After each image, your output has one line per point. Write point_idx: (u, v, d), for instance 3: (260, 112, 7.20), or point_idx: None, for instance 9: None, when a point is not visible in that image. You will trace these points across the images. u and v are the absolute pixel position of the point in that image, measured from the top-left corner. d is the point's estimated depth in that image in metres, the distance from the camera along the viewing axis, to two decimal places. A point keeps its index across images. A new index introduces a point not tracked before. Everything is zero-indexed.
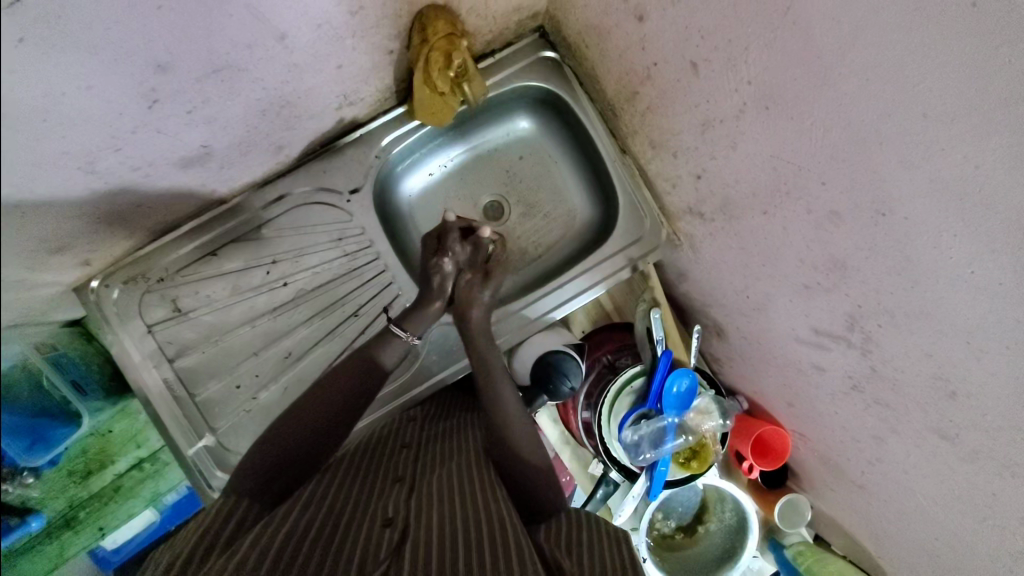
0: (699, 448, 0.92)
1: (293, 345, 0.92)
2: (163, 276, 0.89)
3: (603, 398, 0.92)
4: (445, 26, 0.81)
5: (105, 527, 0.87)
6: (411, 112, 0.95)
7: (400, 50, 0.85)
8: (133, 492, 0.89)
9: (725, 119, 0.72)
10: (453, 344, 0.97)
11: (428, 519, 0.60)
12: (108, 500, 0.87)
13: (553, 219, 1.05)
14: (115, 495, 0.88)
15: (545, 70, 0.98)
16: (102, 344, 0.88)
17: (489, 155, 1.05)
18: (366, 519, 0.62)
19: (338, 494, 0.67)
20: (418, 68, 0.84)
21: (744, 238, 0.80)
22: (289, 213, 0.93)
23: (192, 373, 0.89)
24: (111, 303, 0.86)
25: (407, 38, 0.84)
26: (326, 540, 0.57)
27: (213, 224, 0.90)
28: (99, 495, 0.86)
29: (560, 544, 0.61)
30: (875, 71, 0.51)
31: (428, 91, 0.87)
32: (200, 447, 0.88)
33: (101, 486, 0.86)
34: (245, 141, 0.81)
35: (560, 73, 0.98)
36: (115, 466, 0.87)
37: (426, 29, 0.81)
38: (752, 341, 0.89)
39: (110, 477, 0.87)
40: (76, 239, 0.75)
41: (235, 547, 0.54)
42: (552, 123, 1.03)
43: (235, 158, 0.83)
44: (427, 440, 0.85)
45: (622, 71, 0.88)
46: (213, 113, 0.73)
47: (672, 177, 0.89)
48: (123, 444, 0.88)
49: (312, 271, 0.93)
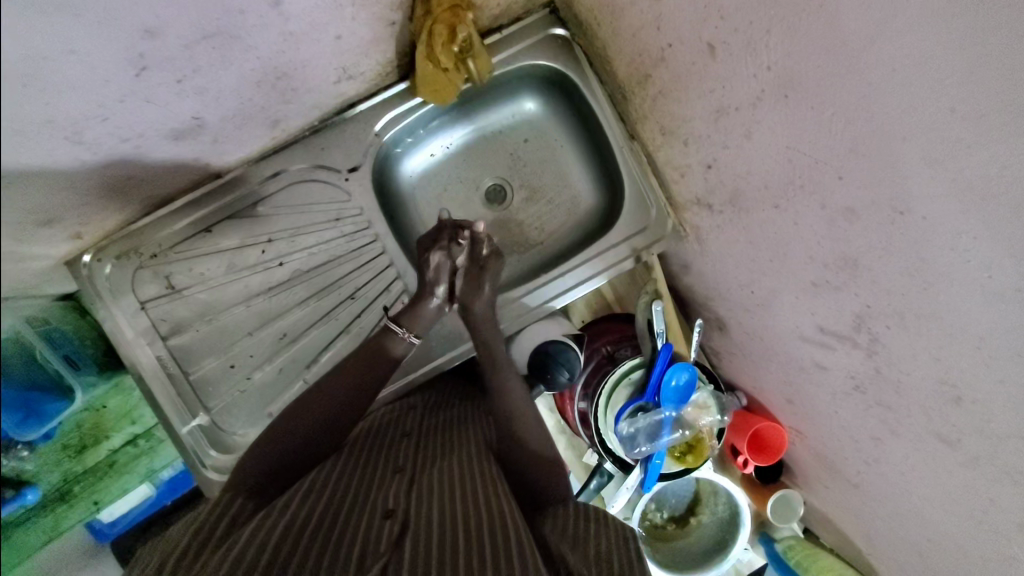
0: (695, 443, 0.92)
1: (288, 326, 0.91)
2: (156, 251, 0.87)
3: (601, 389, 0.92)
4: None
5: (99, 502, 0.88)
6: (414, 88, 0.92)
7: (403, 22, 0.82)
8: (128, 469, 0.91)
9: (741, 107, 0.69)
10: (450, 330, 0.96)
11: (428, 514, 0.59)
12: (102, 475, 0.88)
13: (557, 205, 1.02)
14: (110, 470, 0.89)
15: (554, 49, 0.93)
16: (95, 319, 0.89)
17: (494, 137, 1.02)
18: (365, 511, 0.61)
19: (336, 485, 0.66)
20: (421, 41, 0.80)
21: (752, 232, 0.77)
22: (286, 191, 0.90)
23: (185, 351, 0.88)
24: (104, 279, 0.85)
25: (411, 9, 0.81)
26: (324, 535, 0.56)
27: (209, 199, 0.88)
28: (94, 470, 0.88)
29: (564, 536, 0.60)
30: (904, 61, 0.48)
31: (431, 67, 0.83)
32: (194, 425, 0.87)
33: (96, 461, 0.88)
34: (240, 114, 0.79)
35: (569, 52, 0.93)
36: (110, 442, 0.89)
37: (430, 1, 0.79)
38: (754, 336, 0.88)
39: (105, 453, 0.88)
40: (67, 211, 0.73)
41: (237, 538, 0.54)
42: (560, 105, 0.99)
43: (230, 132, 0.81)
44: (427, 429, 0.83)
45: (635, 53, 0.84)
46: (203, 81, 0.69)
47: (681, 166, 0.86)
48: (118, 420, 0.89)
49: (308, 252, 0.91)
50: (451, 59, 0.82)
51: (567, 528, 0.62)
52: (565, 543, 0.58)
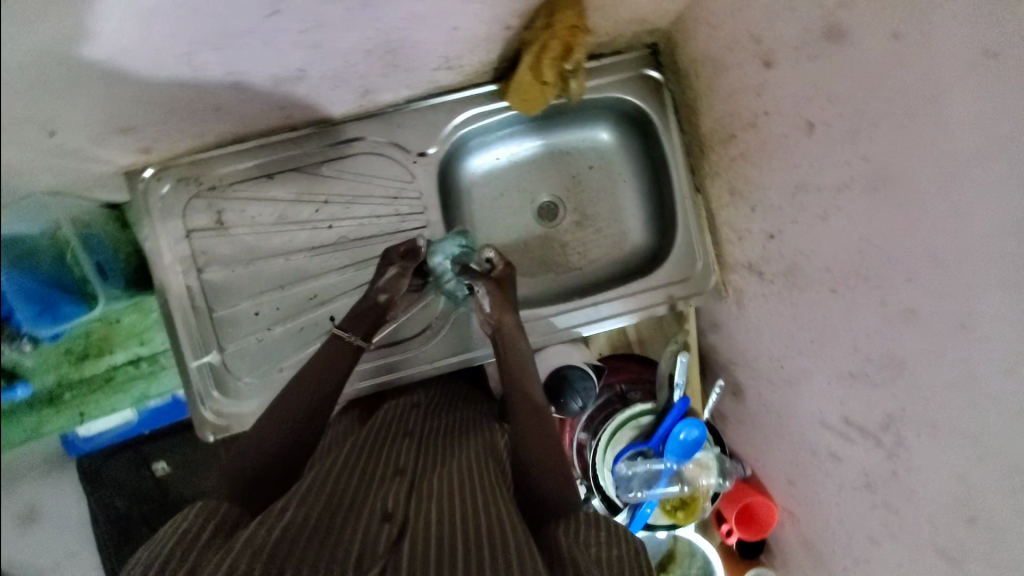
0: (688, 501, 0.90)
1: (320, 288, 0.91)
2: (215, 185, 0.88)
3: (603, 428, 0.94)
4: (573, 18, 0.77)
5: (84, 414, 0.89)
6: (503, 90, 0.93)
7: (519, 27, 0.82)
8: (123, 388, 0.95)
9: (824, 188, 0.67)
10: (472, 329, 0.97)
11: (429, 519, 0.58)
12: (93, 389, 0.91)
13: (603, 236, 1.04)
14: (105, 385, 0.93)
15: (643, 88, 0.93)
16: (134, 234, 0.91)
17: (561, 156, 1.03)
18: (364, 510, 0.60)
19: (335, 476, 0.65)
20: (530, 53, 0.82)
21: (798, 310, 0.77)
22: (353, 158, 0.91)
23: (216, 288, 0.88)
24: (157, 197, 0.86)
25: (531, 17, 0.80)
26: (321, 536, 0.55)
27: (279, 148, 0.89)
28: (86, 381, 0.90)
29: (574, 539, 0.60)
30: (1005, 183, 0.46)
31: (531, 77, 0.85)
32: (204, 361, 0.87)
33: (91, 374, 0.89)
34: (338, 75, 0.79)
35: (658, 94, 0.93)
36: (111, 359, 0.91)
37: (555, 16, 0.77)
38: (771, 409, 0.90)
39: (103, 368, 0.90)
40: (147, 125, 0.73)
41: (232, 544, 0.52)
42: (634, 142, 0.99)
43: (322, 91, 0.81)
44: (429, 432, 0.82)
45: (724, 111, 0.81)
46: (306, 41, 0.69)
47: (742, 230, 0.85)
48: (125, 339, 0.92)
49: (359, 222, 0.91)
50: (553, 76, 0.84)
51: (579, 531, 0.62)
52: (574, 548, 0.58)
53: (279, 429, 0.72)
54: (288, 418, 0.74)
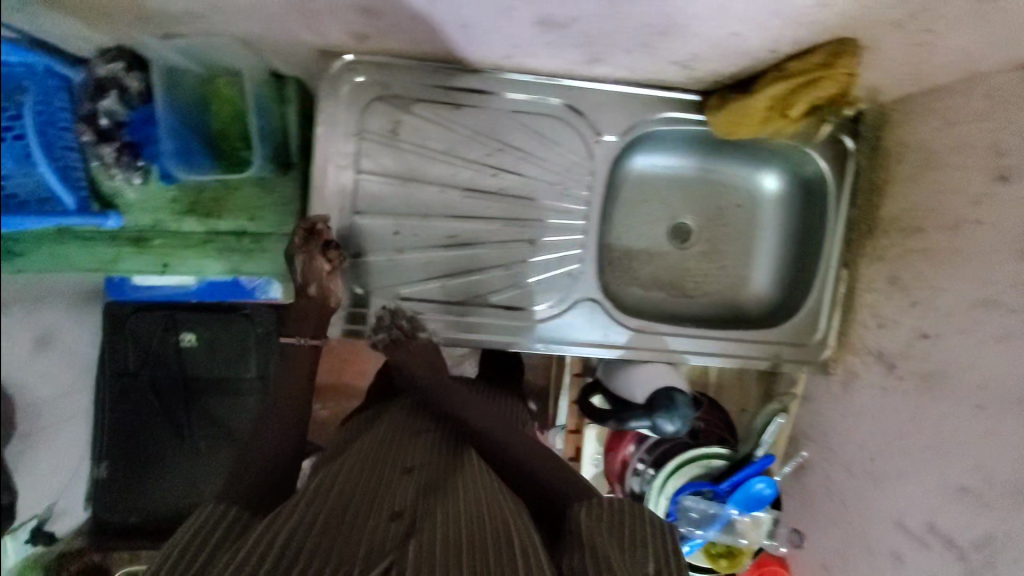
0: (734, 552, 0.92)
1: (463, 231, 0.89)
2: (402, 95, 0.86)
3: (668, 462, 0.94)
4: (853, 67, 0.71)
5: (170, 262, 1.01)
6: (711, 106, 0.86)
7: (782, 56, 0.73)
8: (217, 252, 1.01)
9: (1016, 313, 0.67)
10: (593, 323, 0.92)
11: (440, 514, 0.58)
12: (201, 245, 1.01)
13: (730, 276, 1.04)
14: (204, 245, 1.01)
15: (833, 151, 0.92)
16: (288, 111, 0.99)
17: (720, 187, 1.03)
18: (374, 506, 0.60)
19: (344, 471, 0.65)
20: (786, 84, 0.74)
21: (922, 412, 0.78)
22: (541, 116, 0.88)
23: (368, 194, 0.87)
24: (345, 87, 0.85)
25: (803, 52, 0.72)
26: (327, 532, 0.55)
27: (476, 82, 0.87)
28: (190, 236, 1.00)
29: (589, 530, 0.61)
30: None
31: (766, 105, 0.78)
32: (340, 261, 0.88)
33: (195, 231, 1.00)
34: (587, 43, 0.73)
35: (844, 162, 0.92)
36: (220, 221, 1.00)
37: (836, 59, 0.70)
38: (837, 492, 0.92)
39: (209, 228, 1.00)
40: (390, 16, 0.72)
41: (242, 543, 0.54)
42: (799, 199, 0.99)
43: (558, 52, 0.76)
44: (443, 423, 0.82)
45: (922, 205, 0.81)
46: (584, 17, 0.66)
47: (887, 319, 0.86)
48: (239, 208, 1.00)
49: (524, 180, 0.89)
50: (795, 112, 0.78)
51: (600, 515, 0.64)
52: (596, 537, 0.59)
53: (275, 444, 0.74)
54: (280, 436, 0.75)
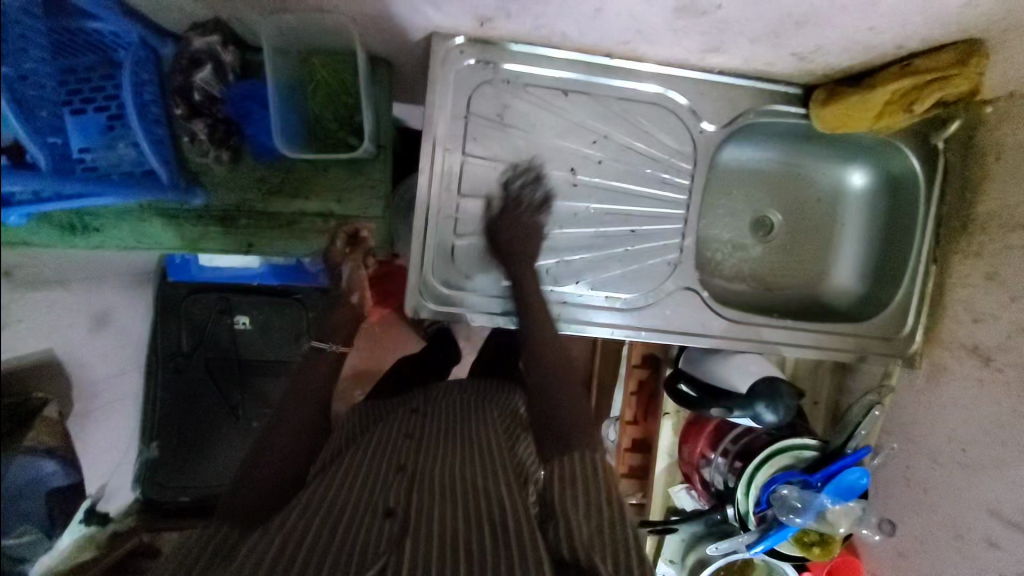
0: (827, 540, 0.94)
1: (567, 217, 0.90)
2: (510, 79, 0.86)
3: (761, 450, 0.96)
4: (977, 68, 0.77)
5: (252, 244, 0.96)
6: (820, 99, 0.88)
7: (912, 52, 0.79)
8: (302, 234, 0.98)
9: None
10: (688, 312, 0.93)
11: (426, 513, 0.62)
12: (281, 227, 0.97)
13: (810, 271, 1.06)
14: (287, 227, 0.97)
15: (924, 148, 0.93)
16: (382, 92, 0.98)
17: (808, 181, 1.04)
18: (366, 509, 0.64)
19: (336, 483, 0.69)
20: (914, 79, 0.78)
21: (1019, 405, 0.80)
22: (648, 104, 0.89)
23: (473, 177, 0.87)
24: (454, 68, 0.85)
25: (932, 50, 0.78)
26: (323, 538, 0.59)
27: (585, 67, 0.87)
28: (274, 218, 0.96)
29: (571, 503, 0.65)
30: None
31: (887, 98, 0.81)
32: (456, 245, 0.89)
33: (279, 212, 0.96)
34: (712, 31, 0.74)
35: (936, 158, 0.93)
36: (304, 203, 0.97)
37: (966, 58, 0.76)
38: (918, 482, 0.93)
39: (293, 210, 0.96)
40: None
41: (240, 558, 0.58)
42: (887, 195, 1.00)
43: (681, 36, 0.77)
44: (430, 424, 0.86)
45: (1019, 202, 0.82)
46: (729, 3, 0.67)
47: (982, 314, 0.87)
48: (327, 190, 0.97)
49: (628, 169, 0.90)
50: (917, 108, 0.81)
51: (574, 484, 0.67)
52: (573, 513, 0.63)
53: (276, 457, 0.77)
54: (286, 441, 0.79)
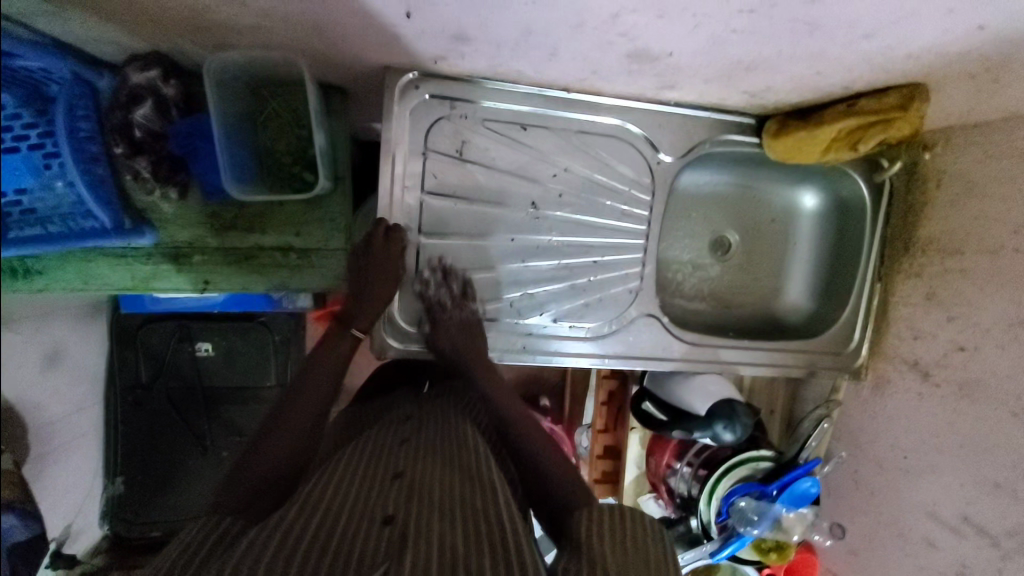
0: (783, 546, 1.00)
1: (530, 251, 0.90)
2: (468, 115, 0.85)
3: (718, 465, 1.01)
4: (919, 109, 0.80)
5: (208, 281, 0.93)
6: (774, 132, 0.90)
7: (860, 91, 0.81)
8: (262, 270, 0.95)
9: None
10: (651, 337, 0.96)
11: (434, 523, 0.58)
12: (240, 263, 0.94)
13: (765, 288, 1.10)
14: (247, 262, 0.94)
15: (870, 173, 0.97)
16: (337, 123, 0.96)
17: (761, 202, 1.07)
18: (365, 515, 0.59)
19: (335, 490, 0.63)
20: (859, 118, 0.82)
21: (954, 418, 0.86)
22: (606, 137, 0.90)
23: (435, 215, 0.87)
24: (410, 105, 0.83)
25: (878, 90, 0.80)
26: (324, 544, 0.54)
27: (542, 102, 0.87)
28: (232, 253, 0.93)
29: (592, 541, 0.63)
30: None
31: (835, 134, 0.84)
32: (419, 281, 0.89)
33: (238, 248, 0.93)
34: (670, 73, 0.75)
35: (881, 183, 0.97)
36: (262, 238, 0.94)
37: (909, 100, 0.79)
38: (864, 486, 1.00)
39: (251, 245, 0.93)
40: (477, 41, 0.70)
41: (234, 550, 0.53)
42: (836, 216, 1.04)
43: (638, 78, 0.78)
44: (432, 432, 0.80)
45: (957, 229, 0.87)
46: (681, 51, 0.68)
47: (921, 332, 0.93)
48: (284, 224, 0.94)
49: (588, 201, 0.91)
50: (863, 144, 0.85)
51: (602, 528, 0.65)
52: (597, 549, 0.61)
53: (272, 447, 0.69)
54: (284, 435, 0.71)
